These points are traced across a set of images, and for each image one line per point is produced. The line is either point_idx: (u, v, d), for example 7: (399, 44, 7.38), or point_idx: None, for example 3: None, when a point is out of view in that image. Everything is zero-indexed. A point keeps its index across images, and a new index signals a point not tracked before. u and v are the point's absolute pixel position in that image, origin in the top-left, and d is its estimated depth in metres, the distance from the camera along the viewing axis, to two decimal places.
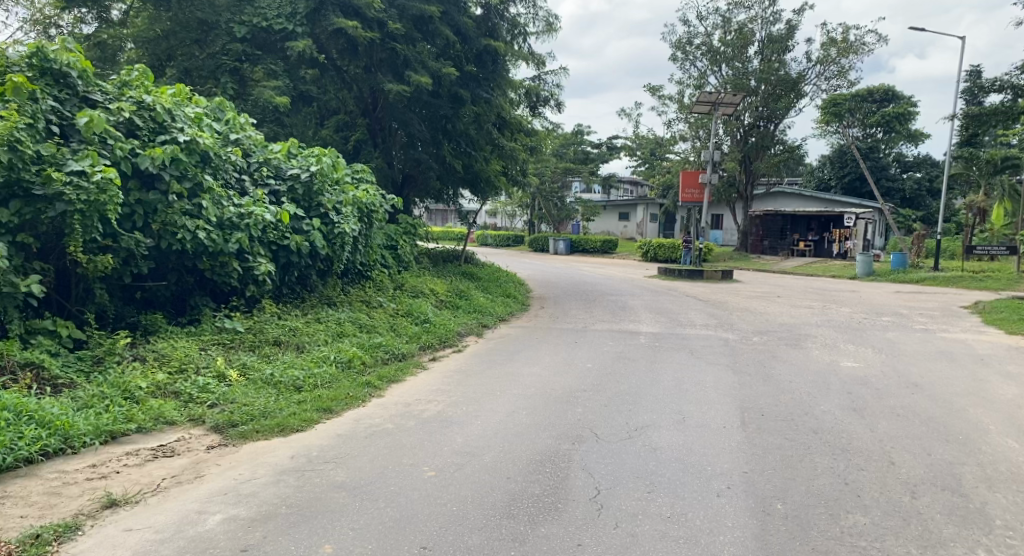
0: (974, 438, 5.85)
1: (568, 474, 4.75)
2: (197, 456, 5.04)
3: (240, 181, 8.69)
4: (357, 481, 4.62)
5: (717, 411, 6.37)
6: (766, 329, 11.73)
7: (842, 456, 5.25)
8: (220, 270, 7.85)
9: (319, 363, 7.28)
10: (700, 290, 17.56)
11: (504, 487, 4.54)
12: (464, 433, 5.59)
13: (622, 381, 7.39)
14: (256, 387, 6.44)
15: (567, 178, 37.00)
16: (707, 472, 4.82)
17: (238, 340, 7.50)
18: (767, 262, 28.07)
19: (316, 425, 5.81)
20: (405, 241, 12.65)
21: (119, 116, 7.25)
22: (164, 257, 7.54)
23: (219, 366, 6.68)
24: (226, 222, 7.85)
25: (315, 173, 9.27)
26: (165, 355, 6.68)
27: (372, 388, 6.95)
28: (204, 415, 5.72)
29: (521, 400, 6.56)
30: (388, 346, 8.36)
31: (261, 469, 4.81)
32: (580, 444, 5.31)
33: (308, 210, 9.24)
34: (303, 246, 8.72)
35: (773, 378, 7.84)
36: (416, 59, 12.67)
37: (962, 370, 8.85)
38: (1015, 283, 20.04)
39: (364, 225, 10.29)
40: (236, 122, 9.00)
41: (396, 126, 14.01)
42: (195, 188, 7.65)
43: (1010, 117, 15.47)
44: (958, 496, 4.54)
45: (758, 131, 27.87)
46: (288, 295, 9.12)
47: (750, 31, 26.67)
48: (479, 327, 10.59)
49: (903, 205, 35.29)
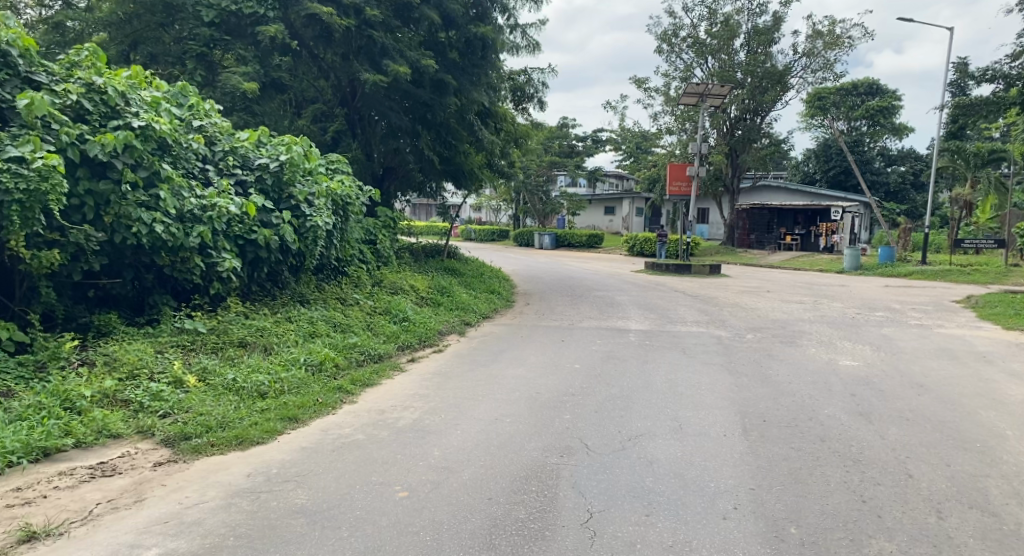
0: (993, 445, 5.43)
1: (555, 493, 4.26)
2: (141, 476, 4.50)
3: (204, 171, 8.11)
4: (319, 505, 4.10)
5: (716, 418, 5.90)
6: (759, 325, 11.30)
7: (855, 468, 4.79)
8: (181, 266, 7.28)
9: (288, 367, 6.74)
10: (688, 285, 17.20)
11: (483, 511, 4.04)
12: (441, 445, 5.08)
13: (613, 383, 6.94)
14: (216, 394, 5.89)
15: (552, 171, 36.60)
16: (709, 489, 4.34)
17: (199, 341, 6.95)
18: (754, 256, 27.83)
19: (278, 437, 5.28)
20: (384, 235, 12.15)
21: (65, 99, 6.66)
22: (118, 252, 6.96)
23: (175, 371, 6.12)
24: (187, 214, 7.30)
25: (285, 162, 8.67)
26: (116, 360, 6.11)
27: (344, 393, 6.43)
28: (154, 427, 5.18)
29: (505, 405, 6.08)
30: (363, 346, 7.84)
31: (212, 490, 4.29)
32: (569, 457, 4.83)
33: (278, 203, 8.69)
34: (272, 241, 8.14)
35: (771, 379, 7.41)
36: (394, 47, 12.02)
37: (966, 369, 8.47)
38: (1004, 277, 19.82)
39: (339, 218, 9.70)
40: (200, 107, 8.42)
41: (375, 115, 13.44)
42: (152, 177, 7.07)
43: (1001, 108, 15.02)
44: (990, 516, 4.10)
45: (745, 124, 27.56)
46: (258, 294, 8.56)
47: (737, 23, 26.23)
48: (461, 326, 10.06)
49: (888, 198, 34.88)
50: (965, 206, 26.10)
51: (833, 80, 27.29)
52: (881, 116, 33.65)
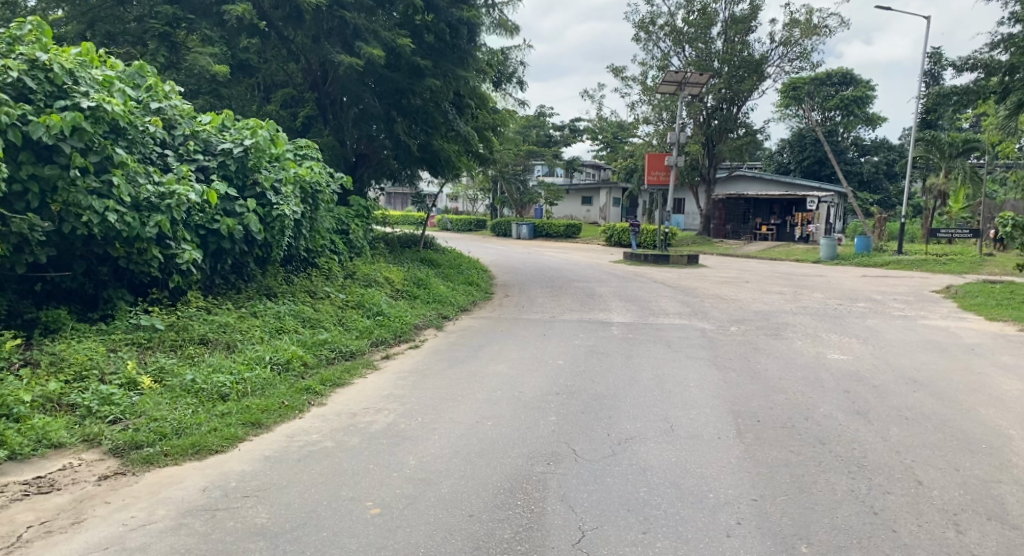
0: (999, 447, 5.17)
1: (542, 508, 3.90)
2: (82, 492, 4.07)
3: (162, 157, 7.59)
4: (282, 526, 3.69)
5: (708, 418, 5.58)
6: (742, 317, 11.02)
7: (860, 475, 4.49)
8: (137, 258, 6.78)
9: (252, 366, 6.28)
10: (668, 275, 16.91)
11: (464, 531, 3.67)
12: (418, 453, 4.69)
13: (598, 381, 6.58)
14: (172, 396, 5.45)
15: (529, 160, 36.10)
16: (709, 501, 4.01)
17: (156, 339, 6.46)
18: (730, 246, 27.75)
19: (239, 445, 4.85)
20: (357, 225, 11.68)
21: (5, 77, 6.11)
22: (68, 243, 6.45)
23: (129, 371, 5.65)
24: (143, 203, 6.77)
25: (250, 148, 8.13)
26: (62, 360, 5.63)
27: (312, 395, 6.01)
28: (101, 435, 4.73)
29: (486, 407, 5.69)
30: (334, 343, 7.41)
31: (161, 508, 3.87)
32: (557, 465, 4.47)
33: (242, 190, 8.19)
34: (235, 231, 7.65)
35: (762, 375, 7.10)
36: (368, 28, 11.41)
37: (956, 362, 8.25)
38: (979, 267, 19.82)
39: (308, 207, 9.23)
40: (159, 88, 7.86)
41: (347, 99, 13.05)
42: (103, 162, 6.55)
43: (981, 97, 14.57)
44: (1011, 528, 3.83)
45: (721, 113, 27.34)
46: (221, 287, 8.08)
47: (714, 11, 25.97)
48: (438, 320, 9.66)
49: (862, 188, 34.98)
50: (939, 195, 25.81)
51: (810, 69, 27.13)
52: (856, 106, 33.57)
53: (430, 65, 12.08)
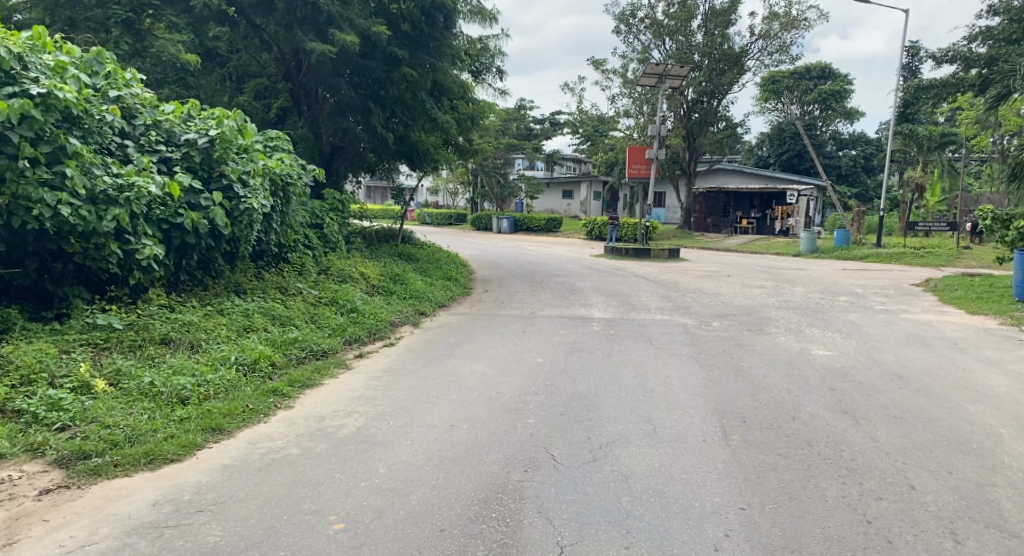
0: (990, 447, 5.00)
1: (518, 521, 3.66)
2: (20, 509, 3.78)
3: (121, 147, 7.23)
4: (236, 545, 3.43)
5: (692, 419, 5.35)
6: (724, 312, 10.86)
7: (851, 479, 4.29)
8: (94, 254, 6.43)
9: (216, 367, 5.97)
10: (649, 269, 16.74)
11: (434, 548, 3.42)
12: (387, 460, 4.42)
13: (578, 380, 6.33)
14: (126, 401, 5.13)
15: (509, 154, 35.77)
16: (694, 511, 3.79)
17: (114, 339, 6.12)
18: (711, 240, 27.69)
19: (197, 452, 4.56)
20: (331, 218, 11.34)
21: None
22: (18, 237, 6.09)
23: (81, 374, 5.33)
24: (100, 196, 6.41)
25: (215, 138, 7.78)
26: (9, 363, 5.28)
27: (279, 397, 5.71)
28: (46, 444, 4.41)
29: (461, 409, 5.43)
30: (305, 342, 7.11)
31: (105, 526, 3.60)
32: (535, 472, 4.23)
33: (208, 182, 7.84)
34: (200, 225, 7.32)
35: (745, 372, 6.91)
36: (341, 16, 10.94)
37: (940, 357, 8.12)
38: (957, 260, 19.85)
39: (279, 201, 8.87)
40: (118, 76, 7.48)
41: (321, 91, 12.56)
42: (55, 152, 6.19)
43: (958, 90, 14.67)
44: (1010, 537, 3.64)
45: (702, 106, 27.18)
46: (186, 283, 7.75)
47: (694, 4, 25.76)
48: (414, 316, 9.37)
49: (840, 181, 35.03)
50: (915, 189, 25.62)
51: (790, 62, 27.04)
52: (834, 100, 33.56)
53: (405, 55, 11.77)
